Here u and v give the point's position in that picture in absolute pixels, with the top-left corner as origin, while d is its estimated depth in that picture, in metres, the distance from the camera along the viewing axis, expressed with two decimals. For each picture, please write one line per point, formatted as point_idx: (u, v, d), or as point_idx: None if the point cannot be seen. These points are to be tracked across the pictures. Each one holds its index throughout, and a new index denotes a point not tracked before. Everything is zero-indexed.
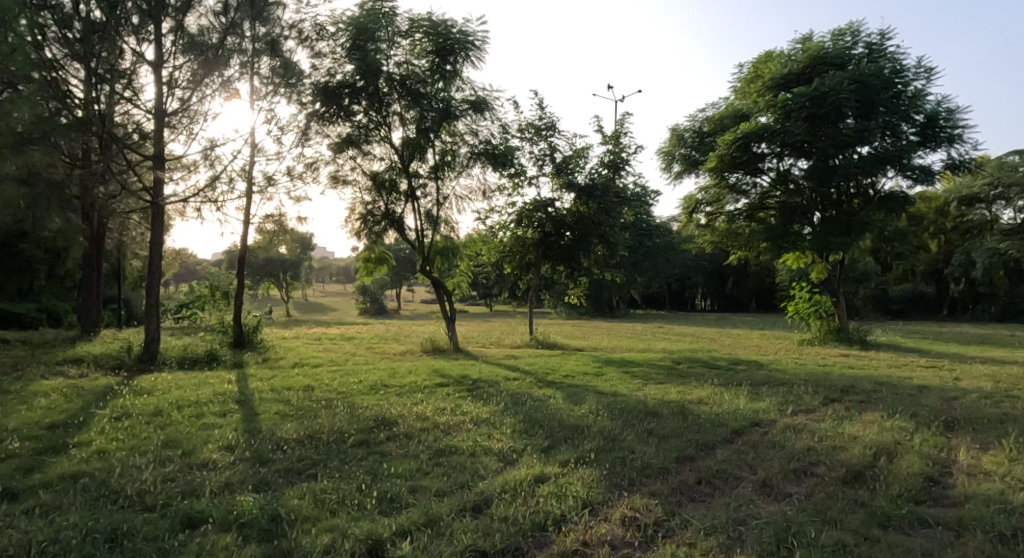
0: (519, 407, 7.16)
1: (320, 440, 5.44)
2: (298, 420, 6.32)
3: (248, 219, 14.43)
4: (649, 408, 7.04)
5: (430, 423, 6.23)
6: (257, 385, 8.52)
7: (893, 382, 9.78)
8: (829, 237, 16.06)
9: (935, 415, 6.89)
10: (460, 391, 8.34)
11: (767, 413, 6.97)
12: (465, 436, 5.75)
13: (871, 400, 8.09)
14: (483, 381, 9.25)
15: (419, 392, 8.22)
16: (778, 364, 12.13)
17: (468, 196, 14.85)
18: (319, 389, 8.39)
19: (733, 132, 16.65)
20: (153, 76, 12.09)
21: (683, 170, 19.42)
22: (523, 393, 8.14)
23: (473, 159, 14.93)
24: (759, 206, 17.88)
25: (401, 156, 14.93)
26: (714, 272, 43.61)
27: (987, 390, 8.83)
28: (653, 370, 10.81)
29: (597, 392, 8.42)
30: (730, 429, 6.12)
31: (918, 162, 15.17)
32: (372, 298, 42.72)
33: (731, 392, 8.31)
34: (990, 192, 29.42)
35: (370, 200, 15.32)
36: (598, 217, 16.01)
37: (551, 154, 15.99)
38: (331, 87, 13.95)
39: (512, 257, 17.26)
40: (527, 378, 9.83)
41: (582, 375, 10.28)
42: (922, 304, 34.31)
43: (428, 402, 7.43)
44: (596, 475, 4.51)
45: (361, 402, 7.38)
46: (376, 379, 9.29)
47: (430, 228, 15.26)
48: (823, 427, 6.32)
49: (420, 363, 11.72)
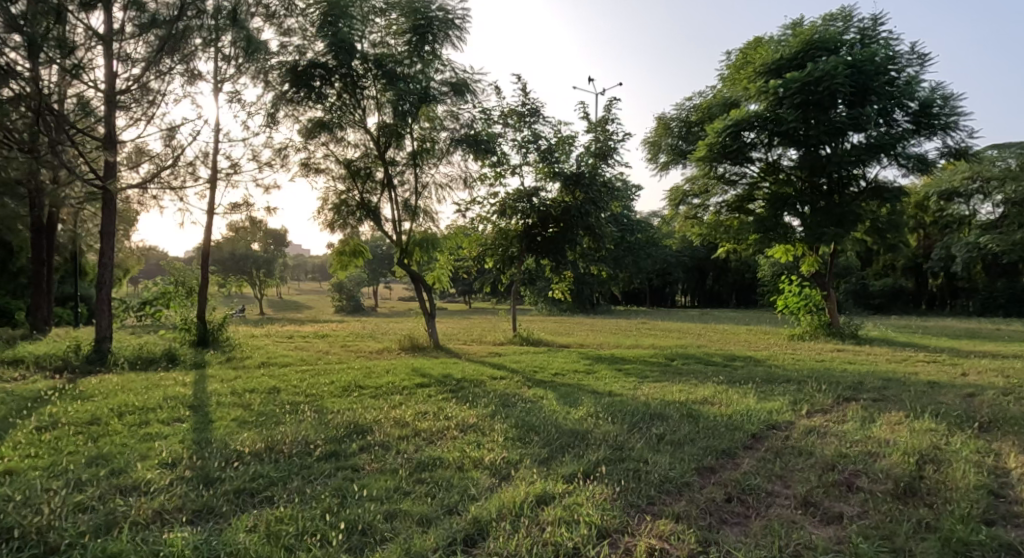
0: (510, 410, 6.45)
1: (280, 452, 4.64)
2: (257, 428, 5.52)
3: (213, 209, 13.49)
4: (653, 409, 6.37)
5: (411, 429, 5.51)
6: (215, 387, 7.67)
7: (901, 378, 9.28)
8: (822, 228, 15.57)
9: (962, 414, 6.34)
10: (444, 392, 7.60)
11: (781, 413, 6.35)
12: (450, 445, 5.02)
13: (886, 398, 7.56)
14: (468, 381, 8.51)
15: (398, 394, 7.47)
16: (776, 360, 11.58)
17: (448, 185, 14.07)
18: (286, 392, 7.57)
19: (722, 120, 16.14)
20: (106, 52, 11.07)
21: (670, 161, 18.89)
22: (512, 394, 7.44)
23: (454, 146, 14.18)
24: (747, 196, 17.46)
25: (376, 142, 14.15)
26: (695, 267, 43.49)
27: (1002, 386, 8.36)
28: (646, 368, 10.18)
29: (591, 392, 7.74)
30: (747, 433, 5.49)
31: (913, 150, 14.77)
32: (348, 295, 41.68)
33: (736, 390, 7.71)
34: (969, 186, 29.57)
35: (344, 189, 14.50)
36: (585, 208, 15.36)
37: (536, 142, 15.33)
38: (301, 67, 13.08)
39: (495, 250, 16.57)
40: (514, 377, 9.09)
41: (573, 374, 9.59)
42: (902, 299, 34.40)
43: (407, 405, 6.67)
44: (608, 493, 3.82)
45: (333, 406, 6.60)
46: (350, 380, 8.51)
47: (408, 219, 14.43)
48: (846, 430, 5.72)
49: (398, 361, 11.00)
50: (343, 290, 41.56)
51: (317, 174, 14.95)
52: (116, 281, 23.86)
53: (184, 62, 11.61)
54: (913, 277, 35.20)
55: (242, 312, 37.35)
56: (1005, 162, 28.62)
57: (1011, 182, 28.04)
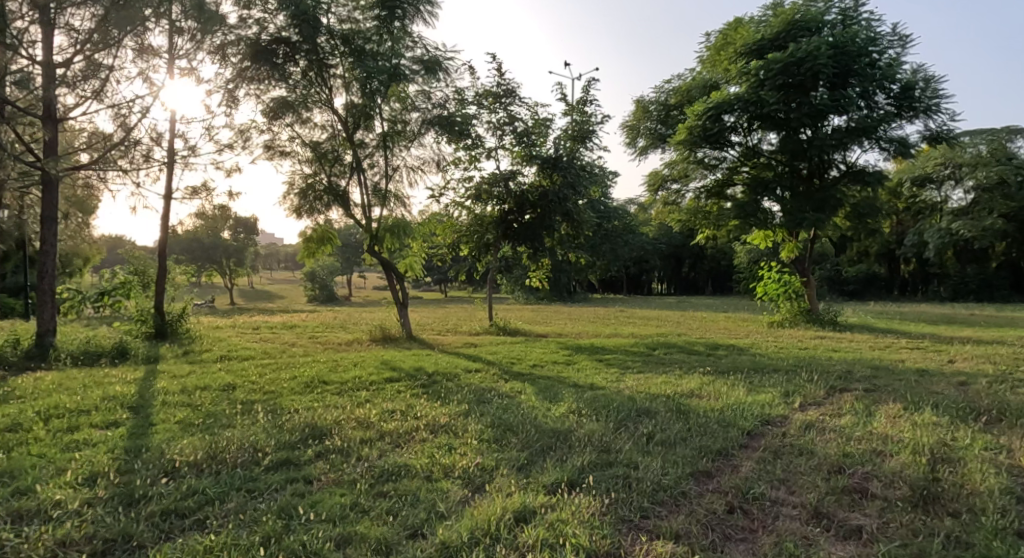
0: (484, 407, 5.96)
1: (223, 460, 4.08)
2: (203, 431, 4.94)
3: (170, 193, 12.68)
4: (638, 404, 5.93)
5: (375, 431, 4.99)
6: (164, 384, 7.04)
7: (888, 366, 9.04)
8: (802, 213, 15.29)
9: (962, 405, 6.02)
10: (414, 388, 7.06)
11: (773, 407, 5.96)
12: (418, 451, 4.52)
13: (878, 388, 7.23)
14: (440, 375, 8.02)
15: (364, 390, 6.92)
16: (759, 348, 11.28)
17: (421, 168, 13.46)
18: (241, 388, 6.96)
19: (703, 102, 15.71)
20: (47, 23, 10.15)
21: (649, 145, 18.47)
22: (487, 389, 6.95)
23: (426, 127, 13.57)
24: (727, 181, 17.15)
25: (344, 123, 13.50)
26: (671, 255, 43.49)
27: (992, 374, 8.14)
28: (627, 357, 9.80)
29: (572, 385, 7.28)
30: (740, 430, 5.08)
31: (894, 133, 14.52)
32: (321, 284, 40.73)
33: (723, 381, 7.32)
34: (941, 172, 29.87)
35: (310, 172, 13.79)
36: (563, 192, 14.83)
37: (512, 124, 14.81)
38: (262, 42, 12.27)
39: (470, 237, 16.18)
40: (490, 369, 8.60)
41: (552, 365, 9.13)
42: (875, 285, 34.67)
43: (373, 404, 6.15)
44: (596, 507, 3.37)
45: (292, 405, 6.02)
46: (314, 375, 7.96)
47: (378, 204, 13.77)
48: (845, 425, 5.34)
49: (367, 354, 10.42)
50: (315, 278, 40.58)
51: (282, 156, 14.19)
52: (73, 270, 22.73)
53: (135, 36, 10.73)
54: (886, 264, 35.77)
55: (210, 302, 36.25)
56: (976, 148, 28.80)
57: (981, 168, 28.25)
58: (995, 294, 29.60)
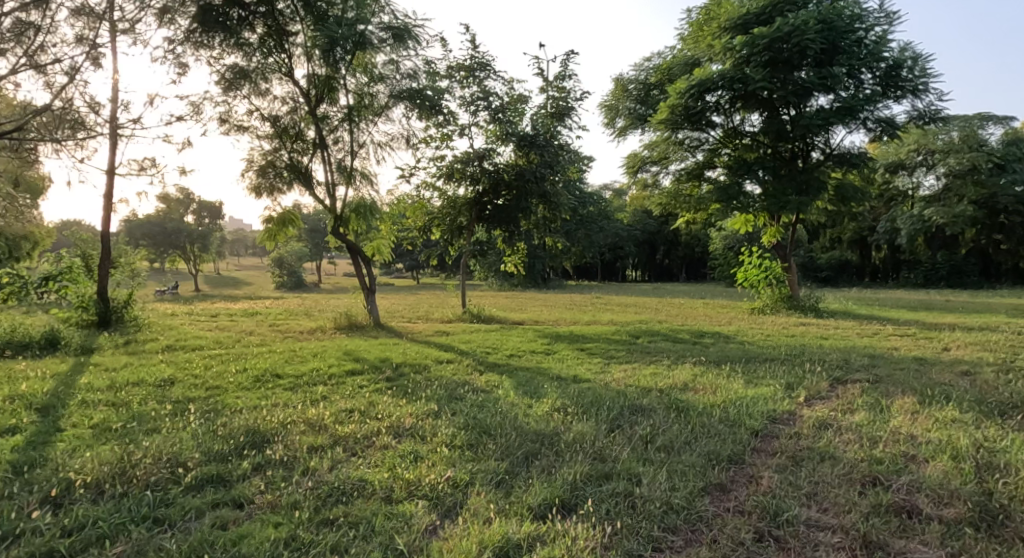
0: (456, 404, 5.26)
1: (131, 479, 3.27)
2: (118, 436, 4.10)
3: (113, 169, 11.59)
4: (630, 400, 5.29)
5: (329, 436, 4.24)
6: (90, 379, 6.15)
7: (883, 354, 8.61)
8: (786, 196, 14.80)
9: (978, 397, 5.56)
10: (378, 382, 6.32)
11: (779, 403, 5.37)
12: (377, 461, 3.79)
13: (880, 379, 6.73)
14: (408, 366, 7.31)
15: (321, 385, 6.15)
16: (745, 335, 10.78)
17: (389, 144, 12.60)
18: (181, 384, 6.10)
19: (685, 80, 15.00)
20: None
21: (628, 125, 17.83)
22: (460, 383, 6.26)
23: (395, 101, 12.69)
24: (708, 163, 16.61)
25: (307, 96, 12.55)
26: (646, 241, 43.20)
27: (993, 362, 7.74)
28: (609, 346, 9.20)
29: (553, 379, 6.62)
30: (748, 429, 4.47)
31: (881, 114, 14.09)
32: (289, 271, 39.40)
33: (717, 372, 6.74)
34: (914, 159, 29.96)
35: (270, 149, 12.81)
36: (540, 172, 14.08)
37: (486, 100, 14.05)
38: (214, 4, 11.18)
39: (442, 220, 15.52)
40: (463, 360, 7.90)
41: (530, 355, 8.45)
42: (847, 272, 34.81)
43: (330, 402, 5.39)
44: (598, 540, 2.74)
45: (236, 403, 5.23)
46: (266, 367, 7.14)
47: (343, 182, 12.83)
48: (862, 423, 4.79)
49: (330, 343, 9.62)
50: (283, 264, 39.26)
51: (240, 132, 13.17)
52: (19, 255, 21.27)
53: None
54: (858, 250, 35.96)
55: (173, 289, 34.76)
56: (948, 135, 28.68)
57: (953, 155, 28.24)
58: (965, 280, 29.81)
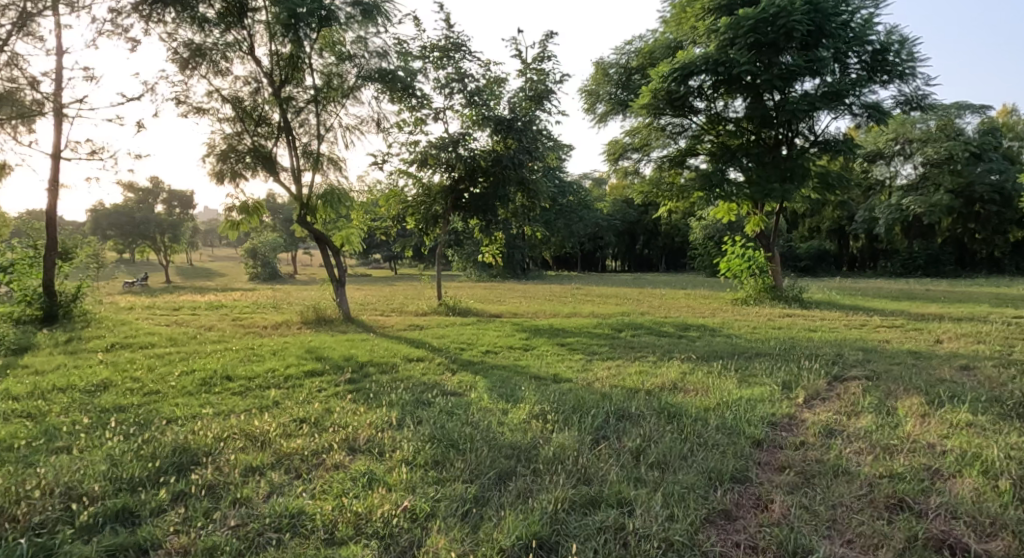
0: (422, 411, 4.69)
1: (11, 520, 2.70)
2: (15, 460, 3.46)
3: (58, 151, 10.76)
4: (616, 404, 4.78)
5: (271, 454, 3.67)
6: (11, 384, 5.45)
7: (875, 347, 8.24)
8: (770, 183, 14.38)
9: (987, 397, 5.17)
10: (338, 385, 5.73)
11: (777, 405, 4.90)
12: (324, 487, 3.22)
13: (878, 376, 6.32)
14: (374, 366, 6.73)
15: (274, 389, 5.54)
16: (731, 328, 10.37)
17: (359, 128, 11.90)
18: (116, 388, 5.44)
19: (668, 63, 14.45)
20: None
21: (609, 111, 17.32)
22: (430, 385, 5.71)
23: (365, 82, 11.98)
24: (691, 150, 16.17)
25: (270, 76, 11.81)
26: (626, 231, 42.92)
27: (990, 356, 7.40)
28: (591, 340, 8.72)
29: (532, 379, 6.12)
30: (748, 439, 4.00)
31: (868, 99, 13.73)
32: (262, 261, 38.32)
33: (708, 370, 6.26)
34: (892, 148, 29.89)
35: (231, 132, 12.02)
36: (519, 158, 13.47)
37: (462, 82, 13.43)
38: None
39: (417, 208, 14.94)
40: (435, 358, 7.36)
41: (506, 351, 7.91)
42: (826, 261, 34.84)
43: (282, 409, 4.79)
44: None
45: (170, 411, 4.60)
46: (219, 367, 6.50)
47: (309, 168, 12.07)
48: (871, 429, 4.34)
49: (293, 339, 8.99)
50: (256, 255, 38.21)
51: (200, 115, 12.38)
52: None
53: None
54: (836, 240, 36.05)
55: (142, 280, 33.64)
56: (925, 124, 28.61)
57: (931, 144, 28.19)
58: (942, 269, 29.92)
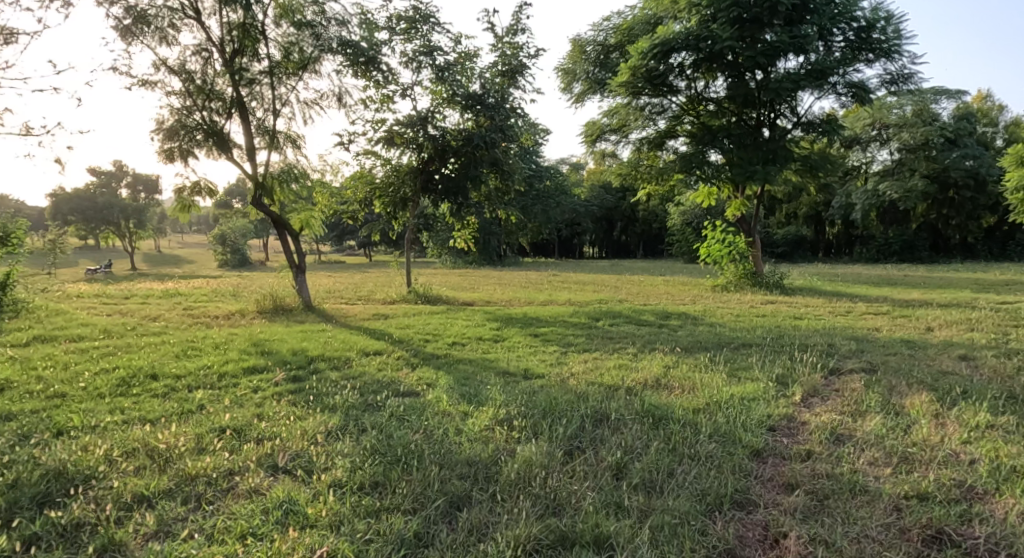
0: (368, 417, 4.03)
1: None
2: None
3: None
4: (593, 406, 4.18)
5: (171, 476, 2.98)
6: None
7: (864, 336, 7.79)
8: (752, 165, 13.81)
9: (998, 393, 4.69)
10: (278, 385, 5.03)
11: (772, 405, 4.34)
12: (225, 524, 2.59)
13: (876, 368, 5.82)
14: (326, 361, 6.04)
15: (203, 390, 4.83)
16: (713, 315, 9.87)
17: (318, 103, 11.06)
18: (13, 391, 4.65)
19: (648, 38, 13.76)
20: None
21: (586, 90, 16.66)
22: (383, 384, 5.06)
23: (325, 53, 11.12)
24: (670, 131, 15.61)
25: (222, 47, 10.91)
26: (604, 217, 42.47)
27: (985, 345, 7.00)
28: (566, 330, 8.13)
29: (501, 375, 5.50)
30: (745, 449, 3.44)
31: (853, 77, 13.24)
32: (232, 247, 37.04)
33: (693, 363, 5.70)
34: (869, 133, 29.70)
35: (180, 107, 11.09)
36: (491, 136, 12.64)
37: (430, 56, 12.65)
38: None
39: (384, 191, 14.16)
40: (395, 351, 6.70)
41: (475, 343, 7.27)
42: (803, 247, 34.73)
43: (204, 416, 4.08)
44: None
45: (66, 420, 3.86)
46: (146, 363, 5.72)
47: (265, 146, 11.18)
48: (883, 433, 3.79)
49: (243, 331, 8.21)
50: (225, 241, 36.91)
51: (146, 87, 11.40)
52: None
53: None
54: (812, 226, 36.02)
55: (105, 267, 32.20)
56: (901, 109, 28.31)
57: (907, 129, 28.03)
58: (917, 255, 29.97)
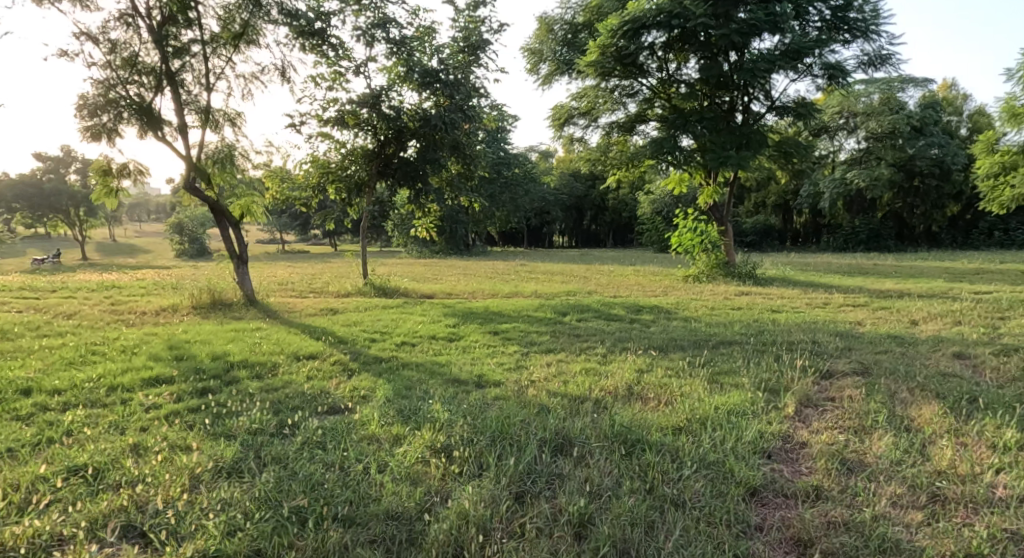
0: (274, 445, 3.23)
1: None
2: None
3: None
4: (554, 425, 3.43)
5: None
6: None
7: (847, 331, 7.24)
8: (726, 149, 13.19)
9: (1013, 401, 4.10)
10: (177, 401, 4.17)
11: (764, 420, 3.66)
12: None
13: (869, 369, 5.22)
14: (248, 369, 5.17)
15: (82, 409, 3.96)
16: (686, 309, 9.27)
17: (258, 76, 10.01)
18: None
19: (618, 14, 12.97)
20: None
21: (554, 71, 15.87)
22: (306, 399, 4.24)
23: (266, 22, 10.08)
24: (641, 115, 14.96)
25: (149, 14, 9.81)
26: (574, 206, 41.86)
27: (976, 341, 6.49)
28: (529, 327, 7.38)
29: (450, 383, 4.72)
30: (740, 487, 2.78)
31: (830, 58, 12.68)
32: (189, 237, 35.32)
33: (670, 367, 5.02)
34: (837, 122, 29.54)
35: (101, 81, 9.93)
36: (450, 117, 11.74)
37: (384, 29, 11.69)
38: None
39: (337, 176, 13.18)
40: (333, 353, 5.87)
41: (426, 343, 6.47)
42: (771, 236, 34.68)
43: (63, 448, 3.21)
44: None
45: None
46: (23, 374, 4.77)
47: (199, 125, 10.10)
48: (900, 456, 3.15)
49: (166, 331, 7.26)
50: (182, 231, 35.22)
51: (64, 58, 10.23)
52: None
53: None
54: (780, 215, 35.99)
55: (52, 258, 30.34)
56: (869, 97, 28.21)
57: (875, 118, 27.94)
58: (882, 244, 30.13)
